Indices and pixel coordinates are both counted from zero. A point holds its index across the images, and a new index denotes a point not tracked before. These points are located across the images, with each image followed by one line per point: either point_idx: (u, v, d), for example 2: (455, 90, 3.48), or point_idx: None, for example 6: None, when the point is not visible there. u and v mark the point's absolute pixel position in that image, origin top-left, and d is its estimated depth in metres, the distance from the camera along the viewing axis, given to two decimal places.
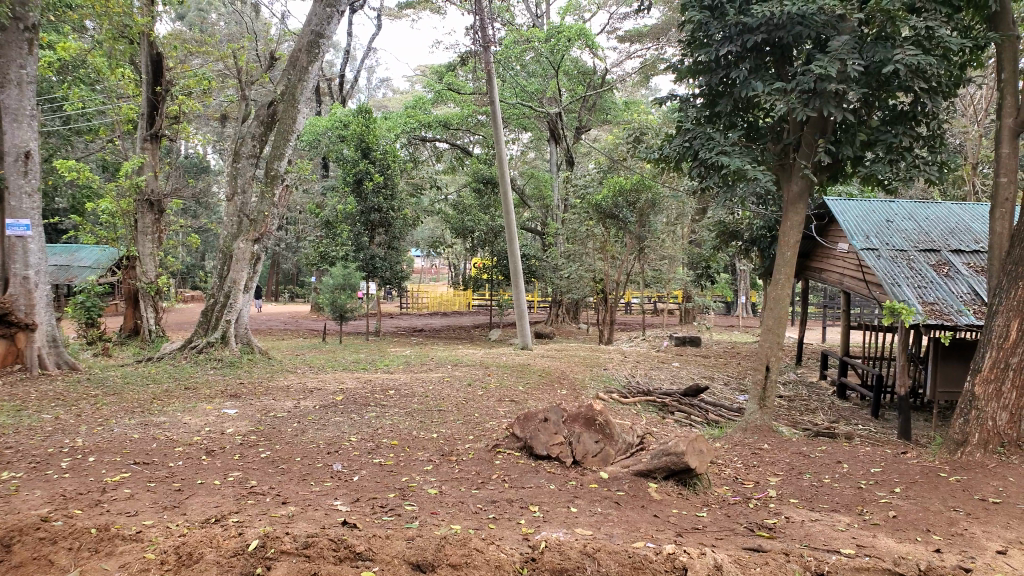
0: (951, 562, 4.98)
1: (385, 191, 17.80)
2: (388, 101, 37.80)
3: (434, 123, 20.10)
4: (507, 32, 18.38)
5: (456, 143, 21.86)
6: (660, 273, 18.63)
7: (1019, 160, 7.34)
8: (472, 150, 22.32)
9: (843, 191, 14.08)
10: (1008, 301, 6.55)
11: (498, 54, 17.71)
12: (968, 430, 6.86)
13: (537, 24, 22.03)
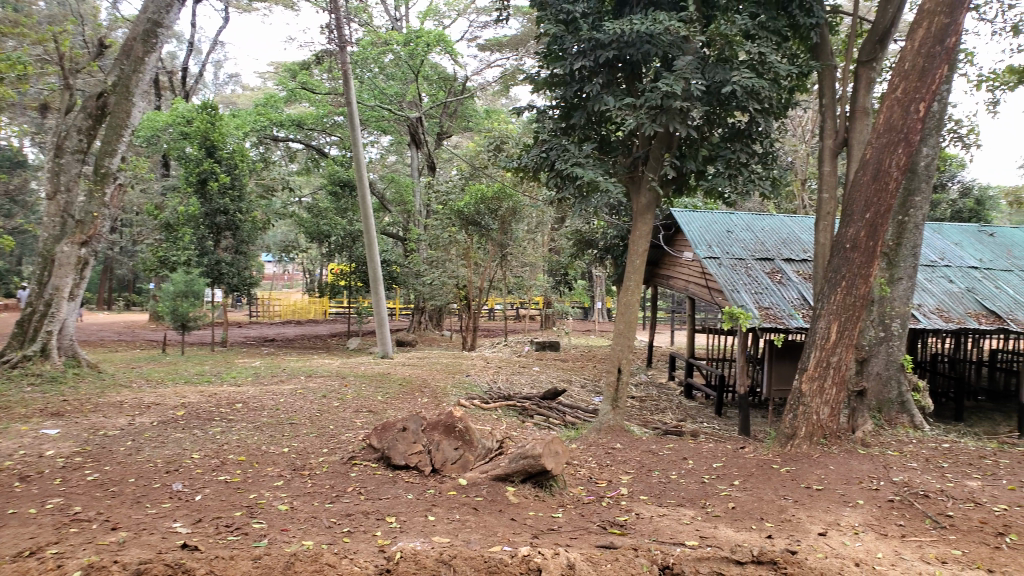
0: (780, 545, 5.43)
1: (230, 193, 17.02)
2: (236, 97, 36.08)
3: (285, 122, 19.57)
4: (364, 33, 17.97)
5: (310, 144, 20.98)
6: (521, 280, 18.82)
7: (839, 178, 8.06)
8: (328, 151, 21.47)
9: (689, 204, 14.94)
10: (829, 305, 7.14)
11: (354, 54, 17.23)
12: (796, 424, 7.42)
13: (394, 27, 21.80)
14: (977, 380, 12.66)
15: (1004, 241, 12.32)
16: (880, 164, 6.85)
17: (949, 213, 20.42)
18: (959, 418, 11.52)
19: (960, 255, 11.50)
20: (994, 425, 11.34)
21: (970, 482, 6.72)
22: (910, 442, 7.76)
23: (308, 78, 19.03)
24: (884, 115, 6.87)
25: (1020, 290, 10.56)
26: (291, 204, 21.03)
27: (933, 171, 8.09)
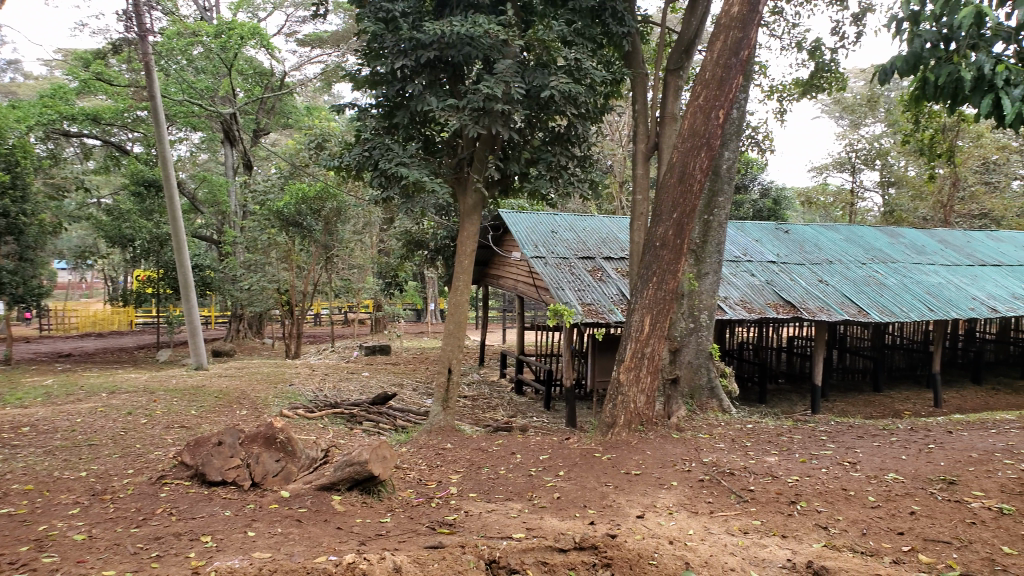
0: (602, 530, 5.68)
1: (12, 193, 15.32)
2: (18, 87, 32.61)
3: (77, 116, 17.87)
4: (170, 21, 16.59)
5: (108, 140, 19.30)
6: (348, 282, 19.58)
7: (651, 180, 8.55)
8: (130, 148, 19.93)
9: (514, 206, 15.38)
10: (643, 300, 7.55)
11: (158, 45, 15.98)
12: (616, 413, 7.80)
13: (204, 18, 20.62)
14: (777, 364, 13.97)
15: (797, 237, 13.65)
16: (685, 167, 7.32)
17: (750, 213, 22.35)
18: (762, 400, 12.65)
19: (760, 251, 12.61)
20: (791, 405, 12.55)
21: (768, 457, 7.38)
22: (719, 424, 8.38)
23: (104, 68, 17.58)
24: (688, 121, 7.33)
25: (811, 282, 11.74)
26: (88, 205, 19.19)
27: (733, 174, 8.80)
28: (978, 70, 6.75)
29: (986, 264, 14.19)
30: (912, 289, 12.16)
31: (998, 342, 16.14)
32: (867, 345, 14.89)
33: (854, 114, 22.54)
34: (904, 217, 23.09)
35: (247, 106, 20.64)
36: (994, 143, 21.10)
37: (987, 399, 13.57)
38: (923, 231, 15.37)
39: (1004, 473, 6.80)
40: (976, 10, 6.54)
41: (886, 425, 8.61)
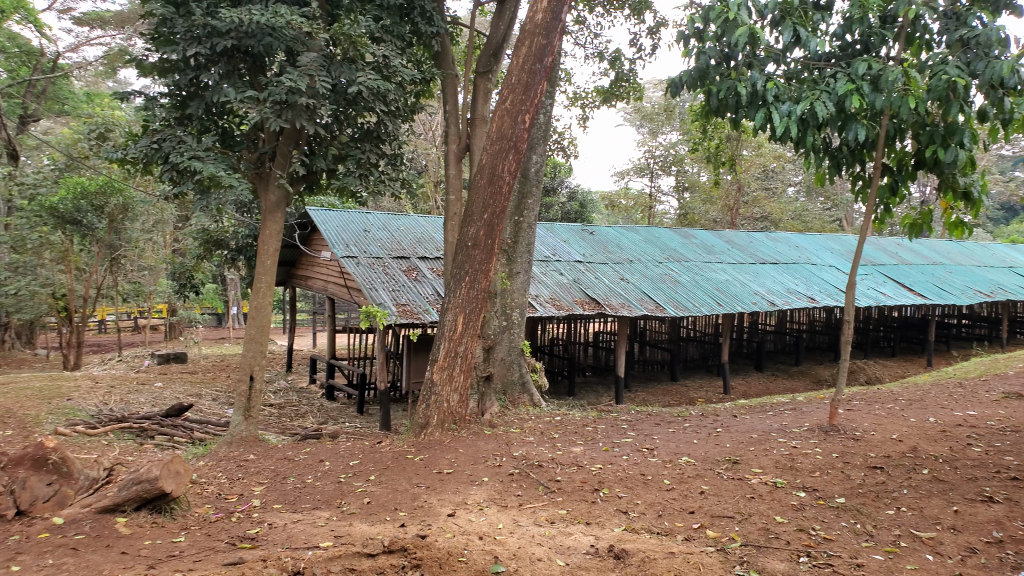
0: (412, 531, 5.63)
1: None
2: None
3: None
4: None
5: None
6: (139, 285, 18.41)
7: (463, 180, 8.62)
8: None
9: (322, 203, 15.06)
10: (454, 299, 7.55)
11: None
12: (429, 413, 7.79)
13: None
14: (585, 358, 14.71)
15: (601, 238, 14.42)
16: (494, 168, 7.39)
17: (560, 214, 23.34)
18: (571, 393, 13.27)
19: (568, 251, 13.18)
20: (598, 397, 13.26)
21: (575, 448, 7.69)
22: (530, 418, 8.64)
23: None
24: (496, 123, 7.42)
25: (614, 280, 12.43)
26: None
27: (541, 177, 9.10)
28: (753, 86, 7.40)
29: (766, 262, 15.79)
30: (704, 286, 13.24)
31: (776, 332, 18.05)
32: (665, 337, 16.06)
33: (653, 122, 24.58)
34: (697, 219, 25.21)
35: (12, 89, 18.47)
36: (770, 152, 23.58)
37: (766, 384, 15.12)
38: (712, 231, 16.82)
39: (778, 450, 7.58)
40: (750, 32, 7.18)
41: (681, 411, 9.30)
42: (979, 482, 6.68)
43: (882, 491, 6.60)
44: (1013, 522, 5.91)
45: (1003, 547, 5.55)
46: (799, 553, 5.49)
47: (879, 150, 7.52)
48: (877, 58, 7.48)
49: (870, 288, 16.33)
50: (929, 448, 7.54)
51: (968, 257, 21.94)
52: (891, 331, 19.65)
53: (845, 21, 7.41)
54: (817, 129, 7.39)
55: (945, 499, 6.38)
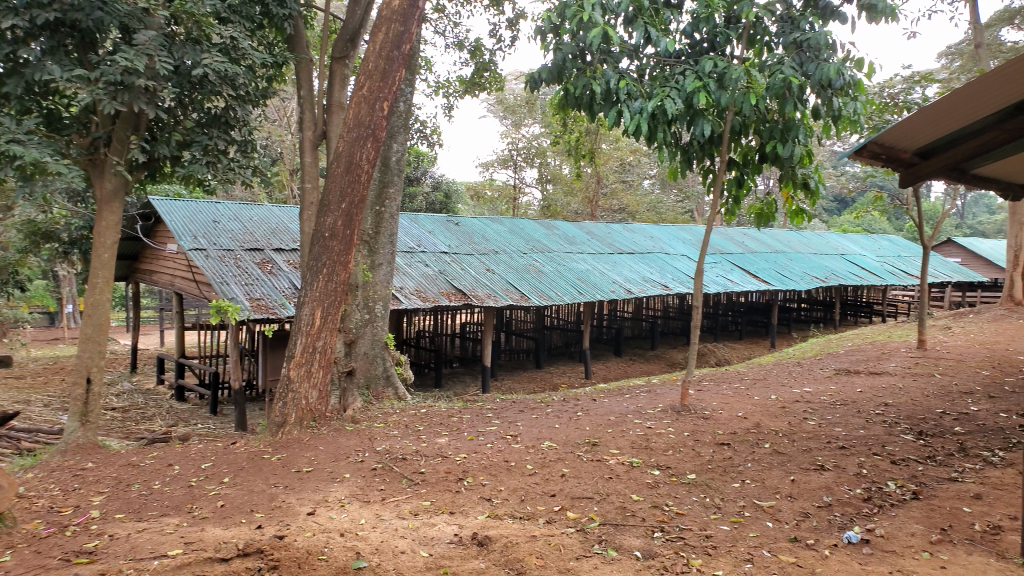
0: (269, 533, 5.42)
1: None
2: None
3: None
4: None
5: None
6: None
7: (319, 169, 8.36)
8: None
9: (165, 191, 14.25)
10: (312, 292, 7.31)
11: None
12: (287, 411, 7.52)
13: None
14: (452, 349, 14.75)
15: (466, 229, 14.46)
16: (352, 157, 7.21)
17: (423, 204, 23.26)
18: (438, 384, 13.27)
19: (433, 242, 13.12)
20: (465, 387, 13.34)
21: (439, 439, 7.68)
22: (394, 412, 8.54)
23: None
24: (353, 110, 7.23)
25: (479, 271, 12.50)
26: None
27: (403, 166, 8.98)
28: (607, 83, 7.59)
29: (624, 252, 16.39)
30: (566, 276, 13.57)
31: (634, 318, 18.83)
32: (530, 326, 16.39)
33: (515, 115, 24.98)
34: (559, 211, 25.90)
35: None
36: (627, 147, 24.60)
37: (626, 369, 15.77)
38: (573, 223, 17.24)
39: (635, 431, 7.90)
40: (603, 30, 7.36)
41: (544, 397, 9.51)
42: (812, 453, 7.27)
43: (729, 465, 7.03)
44: (841, 488, 6.49)
45: (832, 510, 6.09)
46: (653, 529, 5.76)
47: (725, 145, 7.94)
48: (722, 56, 7.90)
49: (720, 275, 17.33)
50: (770, 424, 8.11)
51: (805, 245, 23.77)
52: (738, 315, 21.00)
53: (693, 21, 7.76)
54: (668, 124, 7.70)
55: (784, 469, 6.89)
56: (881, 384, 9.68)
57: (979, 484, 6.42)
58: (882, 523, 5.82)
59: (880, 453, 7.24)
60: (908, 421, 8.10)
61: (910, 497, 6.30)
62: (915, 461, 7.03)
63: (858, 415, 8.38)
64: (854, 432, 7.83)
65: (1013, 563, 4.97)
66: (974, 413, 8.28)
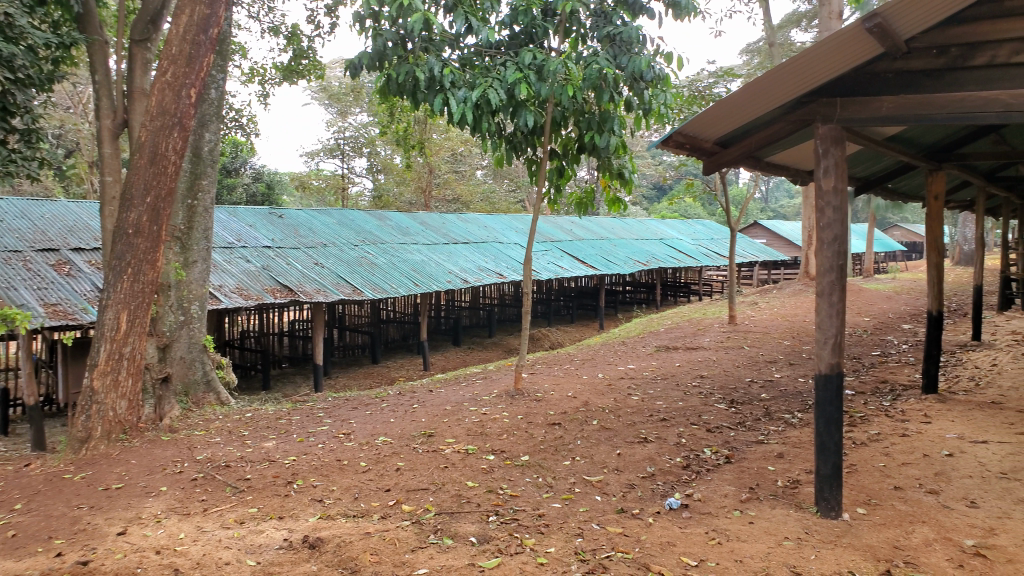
0: (71, 560, 4.95)
1: None
2: None
3: None
4: None
5: None
6: None
7: (120, 161, 7.75)
8: None
9: None
10: (116, 294, 6.75)
11: None
12: (90, 425, 6.92)
13: None
14: (280, 349, 14.26)
15: (291, 222, 13.96)
16: (156, 148, 6.70)
17: (244, 196, 22.28)
18: (266, 387, 12.80)
19: (255, 237, 12.55)
20: (295, 388, 12.98)
21: (266, 443, 7.37)
22: (216, 418, 8.11)
23: None
24: (156, 97, 6.69)
25: (307, 265, 12.12)
26: None
27: (216, 157, 8.55)
28: (431, 71, 7.50)
29: (458, 242, 16.52)
30: (399, 267, 13.45)
31: (470, 308, 19.03)
32: (365, 321, 16.05)
33: (340, 103, 24.50)
34: (391, 201, 25.69)
35: None
36: (456, 137, 24.90)
37: (463, 358, 15.93)
38: (406, 214, 17.10)
39: (469, 419, 7.98)
40: (424, 16, 7.26)
41: (378, 392, 9.37)
42: (636, 426, 7.68)
43: (560, 445, 7.27)
44: (663, 457, 6.90)
45: (655, 479, 6.46)
46: (488, 513, 5.84)
47: (547, 135, 8.16)
48: (540, 48, 8.09)
49: (551, 262, 17.89)
50: (598, 401, 8.48)
51: (629, 231, 25.09)
52: (569, 300, 21.81)
53: (512, 12, 7.86)
54: (492, 114, 7.76)
55: (611, 444, 7.23)
56: (697, 358, 10.41)
57: (782, 444, 7.07)
58: (699, 487, 6.26)
59: (698, 422, 7.77)
60: (721, 391, 8.76)
61: (723, 461, 6.83)
62: (727, 427, 7.61)
63: (677, 388, 8.95)
64: (673, 404, 8.35)
65: (809, 512, 5.58)
66: (777, 380, 9.12)
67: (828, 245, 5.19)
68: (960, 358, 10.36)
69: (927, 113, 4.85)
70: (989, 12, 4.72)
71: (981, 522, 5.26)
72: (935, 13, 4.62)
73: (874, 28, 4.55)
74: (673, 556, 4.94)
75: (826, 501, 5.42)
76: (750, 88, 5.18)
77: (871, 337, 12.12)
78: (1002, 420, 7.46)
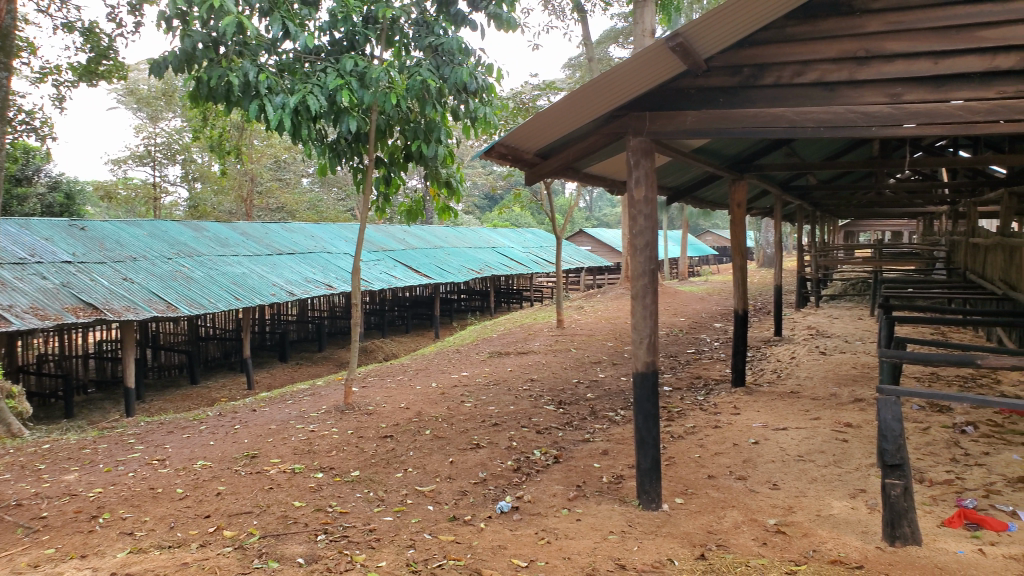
0: None
1: None
2: None
3: None
4: None
5: None
6: None
7: None
8: None
9: None
10: None
11: None
12: None
13: None
14: (84, 373, 13.24)
15: (94, 234, 12.88)
16: None
17: (38, 208, 20.32)
18: (68, 415, 11.79)
19: (51, 250, 11.44)
20: (102, 415, 12.04)
21: (66, 476, 6.73)
22: (6, 453, 7.29)
23: None
24: None
25: (113, 280, 11.23)
26: None
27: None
28: (245, 75, 7.18)
29: (283, 252, 15.98)
30: (219, 281, 12.82)
31: (299, 321, 18.45)
32: (182, 339, 15.19)
33: (150, 107, 22.89)
34: (209, 210, 24.39)
35: None
36: (280, 144, 24.18)
37: (292, 374, 15.41)
38: (225, 224, 16.32)
39: (297, 437, 7.70)
40: (236, 19, 6.95)
41: (196, 415, 8.83)
42: (469, 433, 7.74)
43: (392, 457, 7.18)
44: (494, 462, 7.00)
45: (487, 484, 6.53)
46: (317, 532, 5.65)
47: (372, 143, 8.05)
48: (362, 55, 8.01)
49: (384, 271, 17.74)
50: (431, 410, 8.47)
51: (463, 239, 25.41)
52: (404, 310, 21.71)
53: (331, 18, 7.72)
54: (313, 121, 7.56)
55: (444, 453, 7.23)
56: (528, 362, 10.68)
57: (606, 441, 7.40)
58: (530, 488, 6.40)
59: (528, 424, 7.96)
60: (550, 393, 9.04)
61: (552, 461, 7.03)
62: (556, 428, 7.85)
63: (508, 392, 9.14)
64: (504, 408, 8.51)
65: (632, 505, 5.86)
66: (601, 380, 9.56)
67: (641, 250, 5.45)
68: (763, 352, 11.35)
69: (726, 127, 5.18)
70: (773, 37, 5.17)
71: (781, 502, 5.75)
72: (729, 34, 5.02)
73: (677, 45, 4.82)
74: (504, 559, 5.00)
75: (647, 493, 5.71)
76: (563, 103, 5.31)
77: (686, 336, 12.99)
78: (799, 407, 8.22)
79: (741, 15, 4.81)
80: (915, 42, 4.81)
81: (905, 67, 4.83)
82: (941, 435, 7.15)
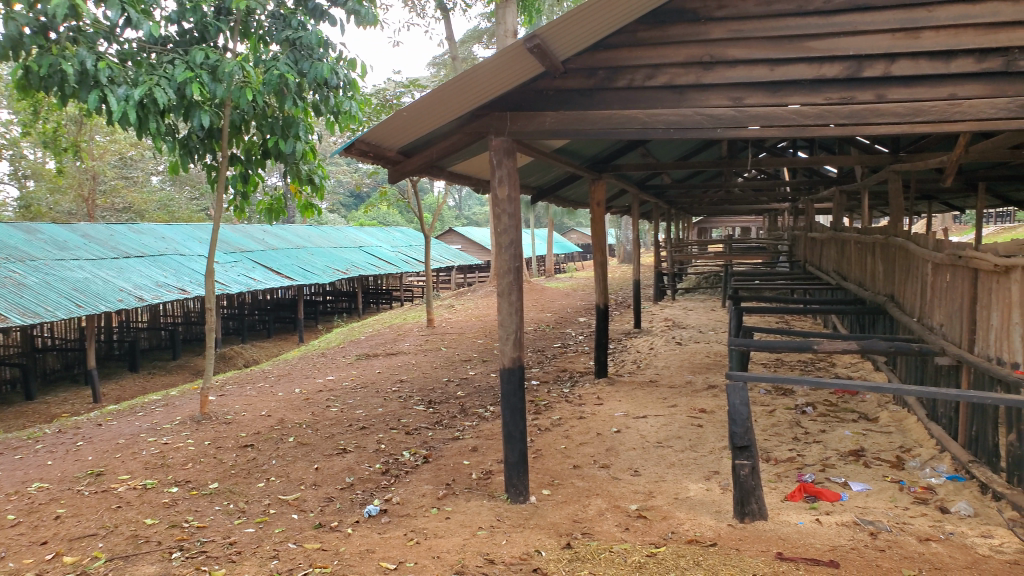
0: None
1: None
2: None
3: None
4: None
5: None
6: None
7: None
8: None
9: None
10: None
11: None
12: None
13: None
14: None
15: None
16: None
17: None
18: None
19: None
20: None
21: None
22: None
23: None
24: None
25: None
26: None
27: None
28: (82, 64, 6.67)
29: (130, 256, 15.02)
30: (55, 287, 11.88)
31: (150, 328, 17.42)
32: (16, 351, 14.04)
33: None
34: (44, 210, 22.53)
35: None
36: (126, 140, 22.68)
37: (143, 385, 14.51)
38: (63, 226, 15.16)
39: (147, 451, 7.27)
40: (68, 2, 6.44)
41: (31, 433, 8.15)
42: (335, 438, 7.58)
43: (253, 467, 6.92)
44: (362, 466, 6.89)
45: (354, 489, 6.42)
46: (171, 550, 5.35)
47: (226, 139, 7.69)
48: (215, 47, 7.64)
49: (242, 274, 17.03)
50: (294, 417, 8.23)
51: (326, 239, 24.85)
52: (265, 314, 21.00)
53: (179, 8, 7.32)
54: (161, 115, 7.13)
55: (309, 460, 7.05)
56: (396, 363, 10.59)
57: (476, 438, 7.45)
58: (398, 490, 6.35)
59: (397, 426, 7.89)
60: (419, 393, 9.01)
61: (422, 461, 7.00)
62: (425, 428, 7.83)
63: (377, 395, 9.02)
64: (373, 411, 8.40)
65: (500, 500, 5.94)
66: (471, 377, 9.63)
67: (506, 249, 5.51)
68: (624, 344, 11.80)
69: (583, 128, 5.35)
70: (626, 41, 5.34)
71: (642, 488, 5.99)
72: (584, 38, 5.14)
73: (534, 47, 4.87)
74: (371, 563, 4.93)
75: (515, 486, 5.80)
76: (423, 103, 5.27)
77: (552, 331, 13.30)
78: (657, 395, 8.62)
79: (596, 19, 4.94)
80: (754, 50, 5.12)
81: (747, 72, 5.15)
82: (785, 416, 7.69)
